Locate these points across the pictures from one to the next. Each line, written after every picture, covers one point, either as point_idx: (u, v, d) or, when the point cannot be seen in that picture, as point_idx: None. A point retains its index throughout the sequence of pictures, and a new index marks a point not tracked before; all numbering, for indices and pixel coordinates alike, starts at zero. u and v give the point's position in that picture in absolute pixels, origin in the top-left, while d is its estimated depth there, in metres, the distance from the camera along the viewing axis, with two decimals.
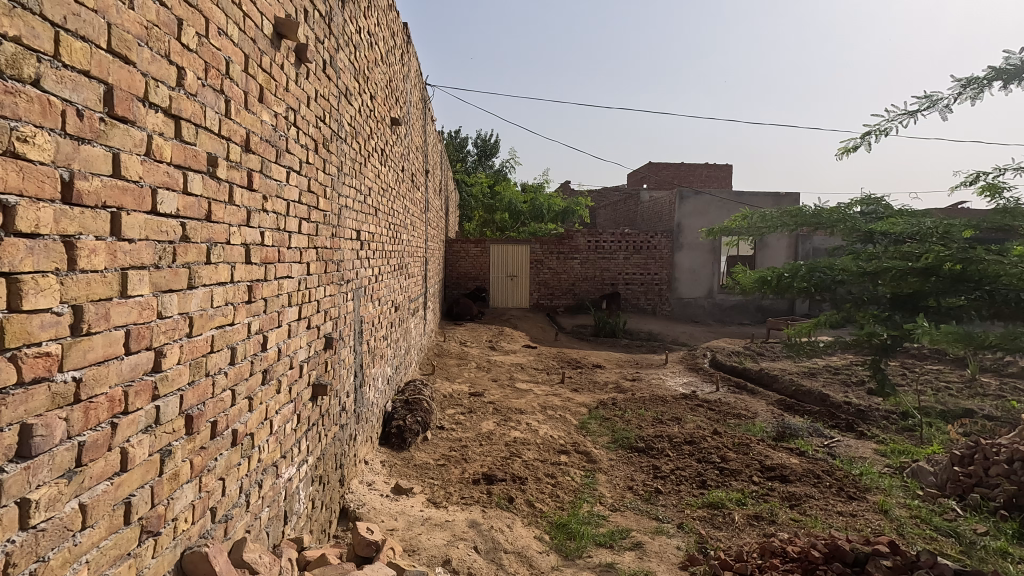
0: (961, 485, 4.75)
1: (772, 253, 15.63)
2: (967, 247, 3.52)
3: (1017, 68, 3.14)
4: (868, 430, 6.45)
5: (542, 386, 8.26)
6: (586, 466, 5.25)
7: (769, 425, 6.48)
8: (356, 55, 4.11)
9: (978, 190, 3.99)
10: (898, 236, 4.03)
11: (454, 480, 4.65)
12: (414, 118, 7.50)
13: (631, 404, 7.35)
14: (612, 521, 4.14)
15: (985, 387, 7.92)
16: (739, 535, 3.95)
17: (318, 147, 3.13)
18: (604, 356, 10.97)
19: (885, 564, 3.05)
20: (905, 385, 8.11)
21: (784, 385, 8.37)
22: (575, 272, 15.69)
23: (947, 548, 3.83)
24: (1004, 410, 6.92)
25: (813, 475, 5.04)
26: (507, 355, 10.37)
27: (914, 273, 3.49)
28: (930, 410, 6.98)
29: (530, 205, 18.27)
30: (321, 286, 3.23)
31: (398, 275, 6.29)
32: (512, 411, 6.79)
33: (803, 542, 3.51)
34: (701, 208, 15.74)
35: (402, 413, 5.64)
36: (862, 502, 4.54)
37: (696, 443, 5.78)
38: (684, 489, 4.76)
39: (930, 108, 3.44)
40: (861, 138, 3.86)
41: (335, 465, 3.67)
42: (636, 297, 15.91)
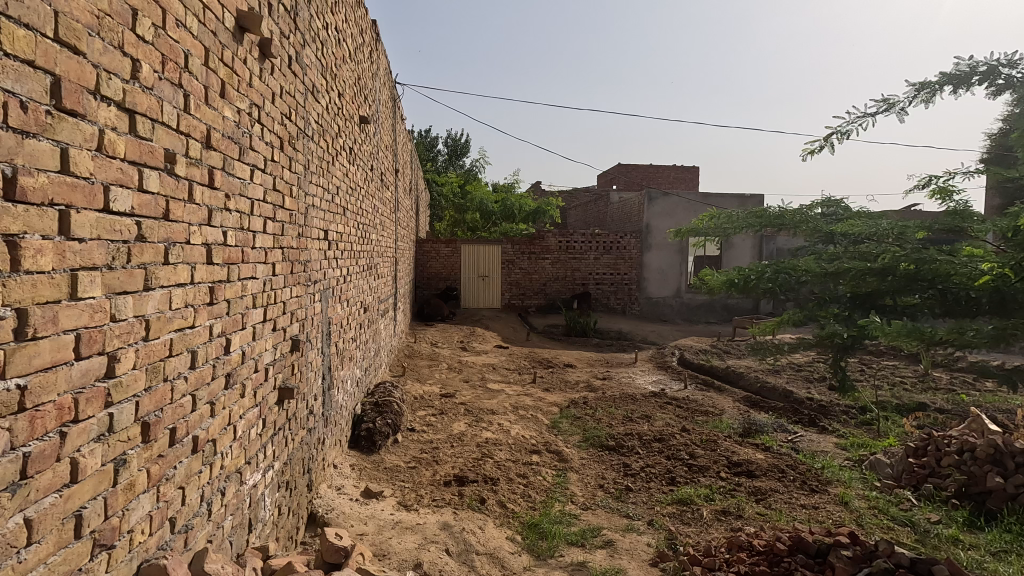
0: (916, 475, 4.94)
1: (737, 253, 16.04)
2: (920, 248, 3.68)
3: (965, 74, 3.28)
4: (830, 424, 6.67)
5: (513, 387, 8.26)
6: (558, 465, 5.27)
7: (735, 421, 6.62)
8: (323, 51, 4.03)
9: (930, 194, 4.18)
10: (857, 236, 4.17)
11: (426, 482, 4.61)
12: (383, 116, 7.43)
13: (602, 402, 7.42)
14: (583, 520, 4.16)
15: (937, 381, 8.29)
16: (707, 530, 4.02)
17: (284, 145, 3.06)
18: (575, 355, 11.04)
19: (845, 554, 3.12)
20: (864, 381, 8.41)
21: (749, 382, 8.58)
22: (546, 272, 15.75)
23: (904, 537, 3.98)
24: (954, 403, 7.25)
25: (778, 469, 5.17)
26: (479, 356, 10.34)
27: (872, 273, 3.67)
28: (886, 405, 7.25)
29: (501, 205, 18.26)
30: (288, 286, 3.15)
31: (367, 275, 6.20)
32: (484, 412, 6.77)
33: (768, 535, 3.59)
34: (669, 209, 16.01)
35: (372, 415, 5.55)
36: (824, 495, 4.68)
37: (666, 441, 5.87)
38: (653, 486, 4.83)
39: (888, 111, 3.56)
40: (825, 141, 3.95)
41: (303, 470, 3.59)
42: (606, 296, 16.06)
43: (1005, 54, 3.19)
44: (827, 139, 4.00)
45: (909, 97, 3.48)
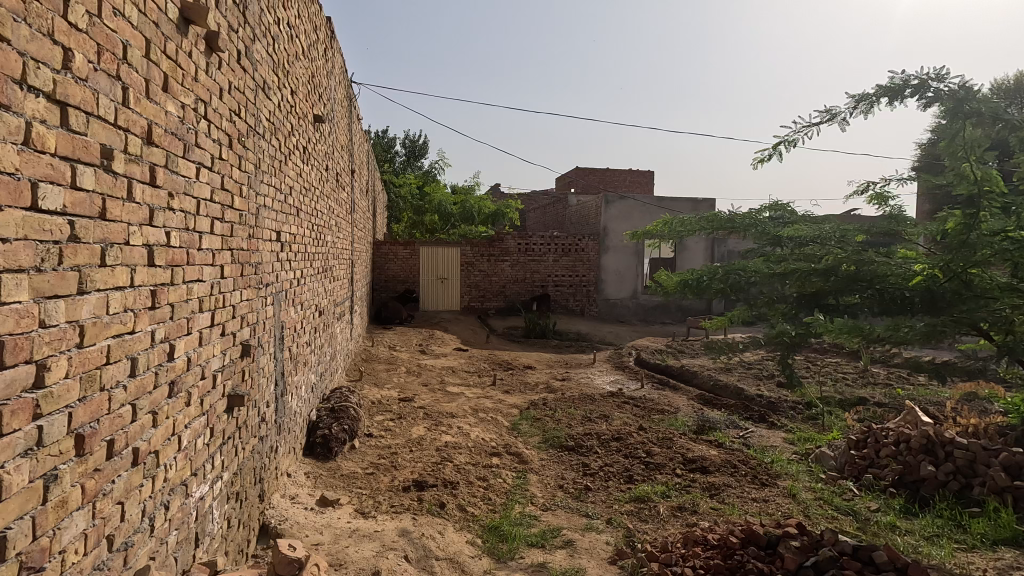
0: (857, 467, 5.19)
1: (691, 256, 16.52)
2: (860, 250, 3.88)
3: (899, 86, 3.47)
4: (778, 420, 6.94)
5: (473, 389, 8.22)
6: (518, 467, 5.27)
7: (690, 419, 6.80)
8: (275, 47, 3.90)
9: (868, 199, 4.41)
10: (802, 239, 4.35)
11: (384, 488, 4.52)
12: (338, 116, 7.26)
13: (561, 403, 7.48)
14: (543, 521, 4.18)
15: (875, 376, 8.77)
16: (664, 526, 4.10)
17: (232, 142, 2.94)
18: (534, 357, 11.09)
19: (794, 545, 3.24)
20: (809, 377, 8.80)
21: (703, 380, 8.83)
22: (505, 274, 15.78)
23: (846, 526, 4.17)
24: (891, 397, 7.68)
25: (730, 464, 5.34)
26: (438, 359, 10.25)
27: (817, 274, 3.78)
28: (829, 400, 7.61)
29: (460, 207, 18.14)
30: (237, 290, 3.03)
31: (322, 278, 6.04)
32: (443, 416, 6.71)
33: (722, 529, 3.69)
34: (626, 212, 16.32)
35: (327, 422, 5.41)
36: (774, 488, 4.86)
37: (623, 440, 5.96)
38: (612, 485, 4.89)
39: (830, 121, 3.73)
40: (773, 149, 4.10)
41: (253, 480, 3.46)
42: (565, 298, 16.22)
43: (933, 69, 3.40)
44: (775, 147, 4.15)
45: (850, 108, 3.66)
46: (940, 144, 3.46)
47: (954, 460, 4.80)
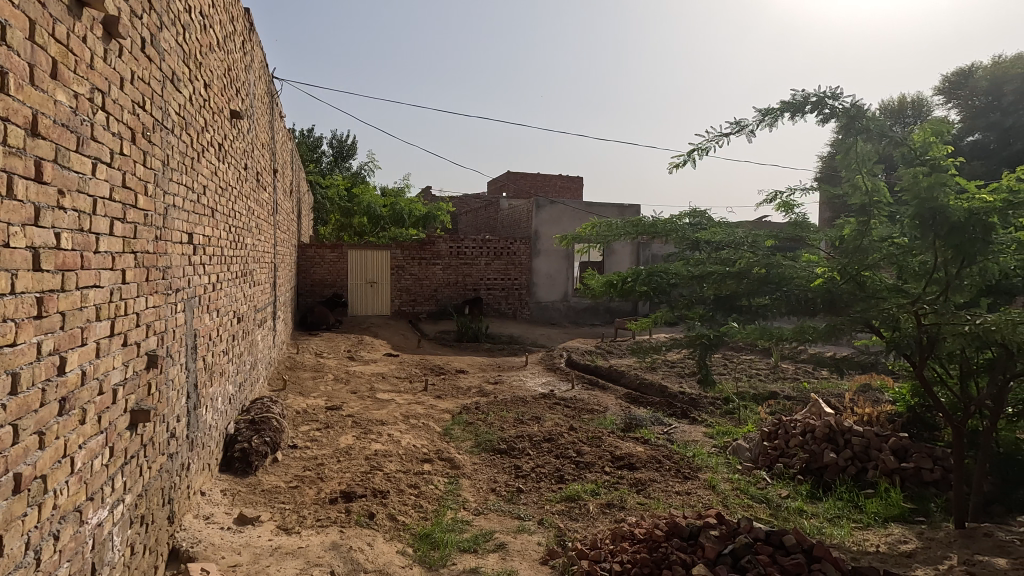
0: (769, 456, 5.55)
1: (618, 260, 17.11)
2: (769, 254, 4.17)
3: (799, 102, 3.76)
4: (699, 415, 7.31)
5: (404, 395, 8.06)
6: (450, 472, 5.22)
7: (618, 418, 7.01)
8: (186, 37, 3.65)
9: (776, 207, 4.74)
10: (718, 243, 4.57)
11: (309, 502, 4.34)
12: (258, 112, 6.91)
13: (493, 407, 7.49)
14: (476, 525, 4.16)
15: (785, 372, 9.45)
16: (593, 523, 4.20)
17: (136, 137, 2.72)
18: (467, 361, 11.05)
19: (713, 534, 3.41)
20: (726, 374, 9.33)
21: (630, 380, 9.15)
22: (437, 278, 15.62)
23: (760, 513, 4.45)
24: (798, 390, 8.30)
25: (655, 460, 5.55)
26: (367, 365, 9.98)
27: (730, 277, 4.03)
28: (745, 395, 8.10)
29: (389, 210, 17.61)
30: (141, 296, 2.80)
31: (241, 282, 5.71)
32: (373, 424, 6.53)
33: (648, 523, 3.82)
34: (556, 216, 16.65)
35: (246, 434, 5.11)
36: (695, 480, 5.10)
37: (555, 440, 6.04)
38: (543, 486, 4.95)
39: (739, 132, 3.97)
40: (687, 156, 4.30)
41: (161, 501, 3.20)
42: (497, 302, 16.28)
43: (829, 88, 3.71)
44: (689, 154, 4.35)
45: (757, 121, 3.92)
46: (836, 158, 3.78)
47: (852, 447, 5.26)
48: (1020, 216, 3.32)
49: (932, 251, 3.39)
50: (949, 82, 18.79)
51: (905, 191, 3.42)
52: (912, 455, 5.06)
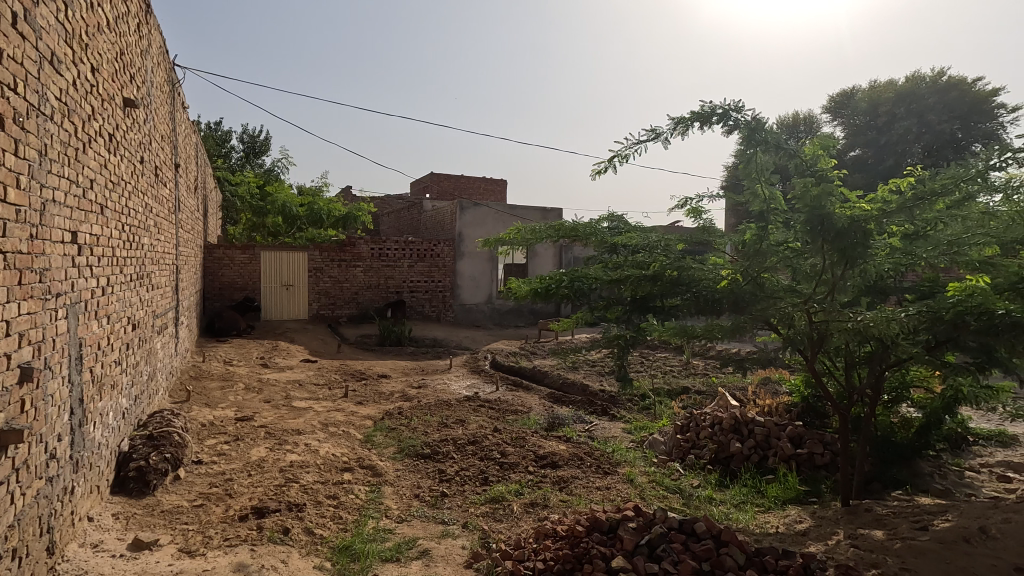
0: (682, 448, 5.87)
1: (541, 262, 17.41)
2: (680, 257, 4.41)
3: (708, 113, 4.00)
4: (617, 412, 7.58)
5: (323, 403, 7.74)
6: (372, 480, 5.07)
7: (541, 417, 7.12)
8: (68, 14, 3.31)
9: (687, 212, 5.01)
10: (634, 248, 4.69)
11: (216, 520, 4.05)
12: (157, 102, 6.37)
13: (417, 411, 7.37)
14: (398, 534, 4.06)
15: (695, 367, 10.03)
16: (517, 523, 4.23)
17: (6, 123, 2.43)
18: (389, 365, 10.80)
19: (631, 526, 3.53)
20: (643, 372, 9.76)
21: (552, 379, 9.33)
22: (357, 280, 15.14)
23: (674, 502, 4.68)
24: (707, 385, 8.84)
25: (577, 457, 5.69)
26: (282, 373, 9.49)
27: (645, 280, 4.21)
28: (660, 391, 8.50)
29: (307, 209, 16.91)
30: (13, 301, 2.49)
31: (136, 286, 5.23)
32: (288, 434, 6.22)
33: (570, 520, 3.91)
34: (480, 218, 16.67)
35: (143, 451, 4.69)
36: (615, 475, 5.29)
37: (479, 443, 6.04)
38: (467, 488, 4.93)
39: (654, 140, 4.16)
40: (608, 162, 4.44)
41: (39, 532, 2.86)
42: (421, 304, 16.07)
43: (732, 101, 3.96)
44: (609, 160, 4.48)
45: (670, 129, 4.12)
46: (738, 167, 4.06)
47: (755, 436, 5.66)
48: (892, 223, 3.72)
49: (821, 255, 3.72)
50: (834, 102, 20.70)
51: (798, 199, 3.72)
52: (806, 441, 5.52)
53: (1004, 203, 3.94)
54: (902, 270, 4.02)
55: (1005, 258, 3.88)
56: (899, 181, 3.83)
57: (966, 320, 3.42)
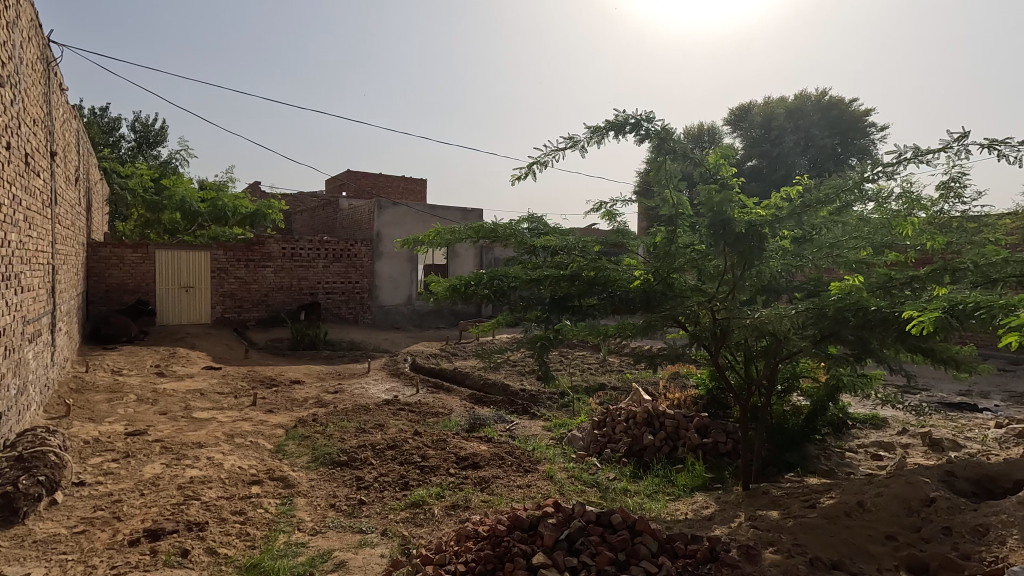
0: (599, 443, 6.06)
1: (461, 263, 17.35)
2: (596, 258, 4.55)
3: (621, 123, 4.14)
4: (538, 411, 7.71)
5: (227, 413, 7.23)
6: (283, 492, 4.80)
7: (462, 419, 7.09)
8: None
9: (602, 215, 5.18)
10: (553, 249, 4.68)
11: (101, 548, 3.66)
12: (28, 82, 5.67)
13: (333, 418, 7.07)
14: (312, 547, 3.87)
15: (611, 365, 10.42)
16: (438, 527, 4.16)
17: None
18: (303, 370, 10.30)
19: (551, 523, 3.58)
20: (562, 370, 9.98)
21: (473, 380, 9.31)
22: (267, 281, 14.32)
23: (592, 496, 4.82)
24: (622, 381, 9.20)
25: (498, 457, 5.71)
26: (181, 381, 8.77)
27: (564, 279, 4.35)
28: (578, 388, 8.72)
29: (210, 205, 15.63)
30: None
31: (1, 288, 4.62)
32: (188, 447, 5.75)
33: (491, 520, 3.91)
34: (399, 218, 16.33)
35: (10, 475, 4.14)
36: (535, 472, 5.36)
37: (399, 447, 5.90)
38: (387, 495, 4.79)
39: (572, 148, 4.26)
40: (528, 169, 4.47)
41: None
42: (337, 306, 15.49)
43: (644, 112, 4.14)
44: (529, 165, 4.52)
45: (587, 137, 4.23)
46: (649, 174, 4.24)
47: (666, 428, 5.96)
48: (784, 228, 4.04)
49: (722, 257, 3.98)
50: (734, 115, 22.30)
51: (702, 205, 3.94)
52: (711, 431, 5.88)
53: (875, 211, 4.40)
54: (792, 271, 4.39)
55: (876, 260, 4.35)
56: (790, 190, 4.17)
57: (846, 316, 3.77)
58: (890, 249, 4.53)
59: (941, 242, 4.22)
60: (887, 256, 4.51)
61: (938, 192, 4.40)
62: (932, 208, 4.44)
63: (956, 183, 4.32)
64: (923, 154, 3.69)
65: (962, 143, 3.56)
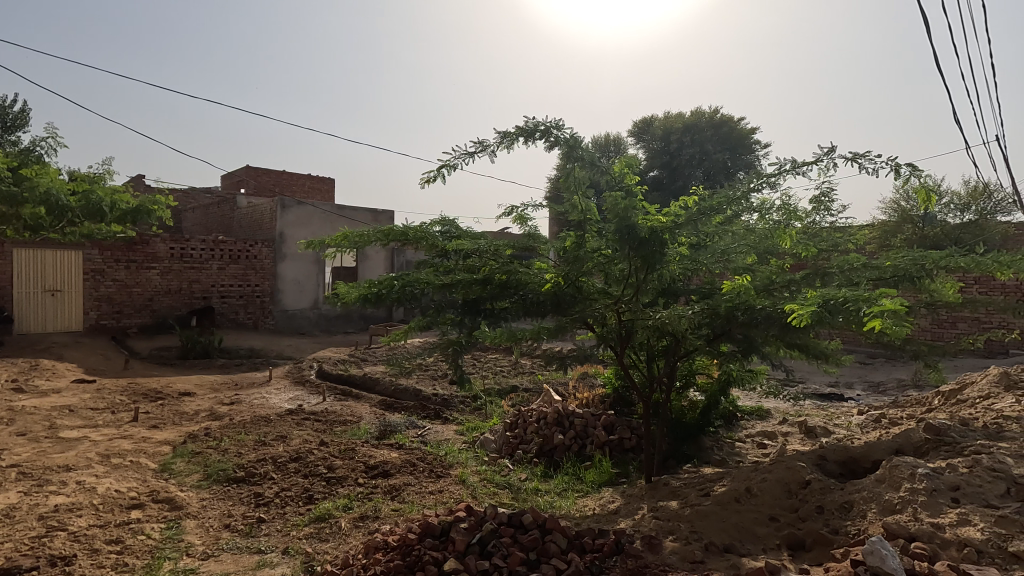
0: (511, 445, 6.12)
1: (371, 265, 16.87)
2: (508, 261, 4.58)
3: (530, 128, 4.22)
4: (450, 415, 7.65)
5: (102, 431, 6.48)
6: (169, 516, 4.37)
7: (372, 426, 6.86)
8: None
9: (513, 219, 5.23)
10: (466, 253, 4.66)
11: None
12: None
13: (228, 431, 6.57)
14: (203, 572, 3.56)
15: (523, 367, 10.57)
16: (345, 540, 3.99)
17: None
18: (194, 381, 9.49)
19: (462, 527, 3.55)
20: (475, 374, 9.98)
21: (384, 387, 9.06)
22: (152, 284, 13.06)
23: (505, 498, 4.84)
24: (534, 383, 9.36)
25: (409, 463, 5.58)
26: (45, 398, 7.75)
27: (476, 283, 4.35)
28: (491, 391, 8.74)
29: (81, 199, 13.95)
30: None
31: None
32: (53, 472, 5.08)
33: (401, 529, 3.80)
34: (303, 218, 15.55)
35: None
36: (447, 477, 5.29)
37: (302, 459, 5.58)
38: (288, 510, 4.52)
39: (482, 151, 4.25)
40: (437, 171, 4.36)
41: None
42: (234, 311, 14.45)
43: (553, 119, 4.24)
44: (439, 170, 4.39)
45: (497, 142, 4.26)
46: (559, 180, 4.34)
47: (575, 427, 6.15)
48: (683, 234, 4.29)
49: (627, 261, 4.15)
50: (637, 127, 23.60)
51: (608, 211, 4.06)
52: (617, 428, 6.13)
53: (760, 220, 4.80)
54: (688, 275, 4.68)
55: (760, 265, 4.74)
56: (686, 199, 4.45)
57: (736, 314, 4.08)
58: (773, 256, 4.97)
59: (813, 249, 4.70)
60: (770, 262, 4.93)
61: (811, 205, 4.90)
62: (806, 219, 4.94)
63: (826, 198, 4.83)
64: (799, 166, 4.08)
65: (831, 157, 3.96)
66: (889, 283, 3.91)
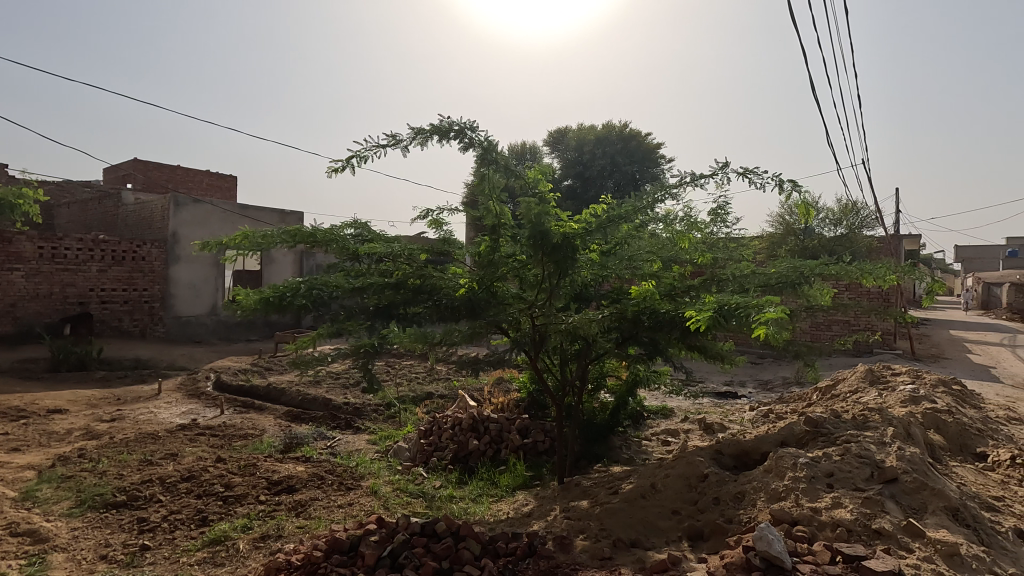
0: (425, 452, 6.01)
1: (278, 269, 15.99)
2: (422, 265, 4.50)
3: (445, 127, 4.19)
4: (362, 424, 7.38)
5: None
6: (30, 551, 3.84)
7: (276, 439, 6.45)
8: None
9: (429, 223, 5.15)
10: (378, 257, 4.50)
11: None
12: None
13: (107, 451, 5.91)
14: None
15: (440, 373, 10.42)
16: (243, 563, 3.71)
17: None
18: (66, 396, 8.45)
19: (372, 540, 3.43)
20: (389, 381, 9.70)
21: (289, 397, 8.56)
22: (15, 288, 11.51)
23: (418, 507, 4.73)
24: (449, 389, 9.25)
25: (317, 477, 5.31)
26: None
27: (389, 287, 4.25)
28: (405, 399, 8.53)
29: None
30: None
31: None
32: None
33: (306, 547, 3.60)
34: (200, 217, 14.42)
35: None
36: (357, 489, 5.08)
37: (196, 478, 5.13)
38: (177, 535, 4.14)
39: (394, 146, 4.16)
40: (346, 162, 4.19)
41: None
42: (116, 317, 13.08)
43: (467, 121, 4.23)
44: (348, 161, 4.23)
45: (410, 138, 4.17)
46: (474, 184, 4.31)
47: (490, 432, 6.15)
48: (593, 241, 4.42)
49: (540, 266, 4.20)
50: (552, 137, 24.20)
51: (522, 216, 4.07)
52: (531, 431, 6.21)
53: (665, 229, 5.07)
54: (599, 281, 4.85)
55: (664, 271, 5.00)
56: (596, 207, 4.59)
57: (642, 317, 4.28)
58: (675, 263, 5.28)
59: (709, 257, 5.05)
60: (673, 269, 5.21)
61: (709, 217, 5.25)
62: (705, 229, 5.29)
63: (722, 210, 5.21)
64: (698, 179, 4.35)
65: (725, 171, 4.26)
66: (775, 289, 4.28)
